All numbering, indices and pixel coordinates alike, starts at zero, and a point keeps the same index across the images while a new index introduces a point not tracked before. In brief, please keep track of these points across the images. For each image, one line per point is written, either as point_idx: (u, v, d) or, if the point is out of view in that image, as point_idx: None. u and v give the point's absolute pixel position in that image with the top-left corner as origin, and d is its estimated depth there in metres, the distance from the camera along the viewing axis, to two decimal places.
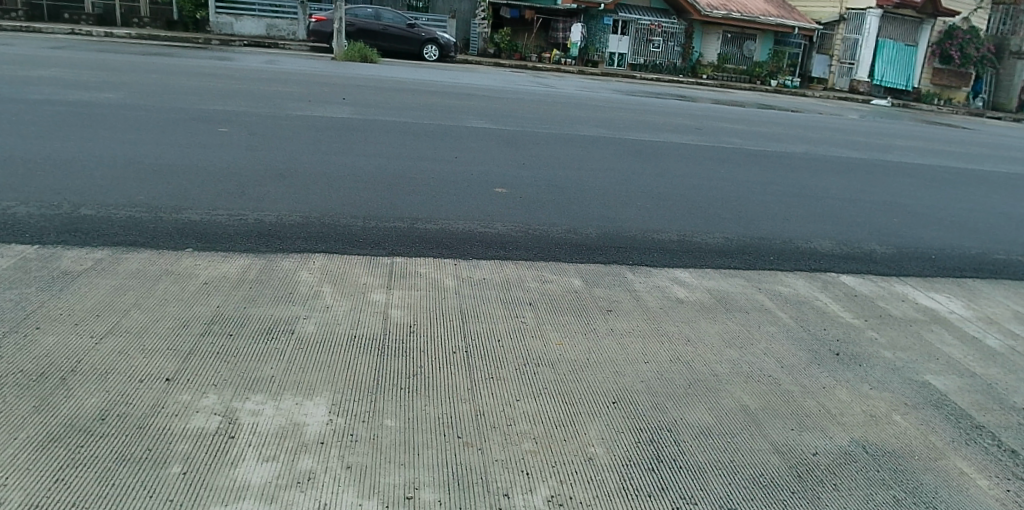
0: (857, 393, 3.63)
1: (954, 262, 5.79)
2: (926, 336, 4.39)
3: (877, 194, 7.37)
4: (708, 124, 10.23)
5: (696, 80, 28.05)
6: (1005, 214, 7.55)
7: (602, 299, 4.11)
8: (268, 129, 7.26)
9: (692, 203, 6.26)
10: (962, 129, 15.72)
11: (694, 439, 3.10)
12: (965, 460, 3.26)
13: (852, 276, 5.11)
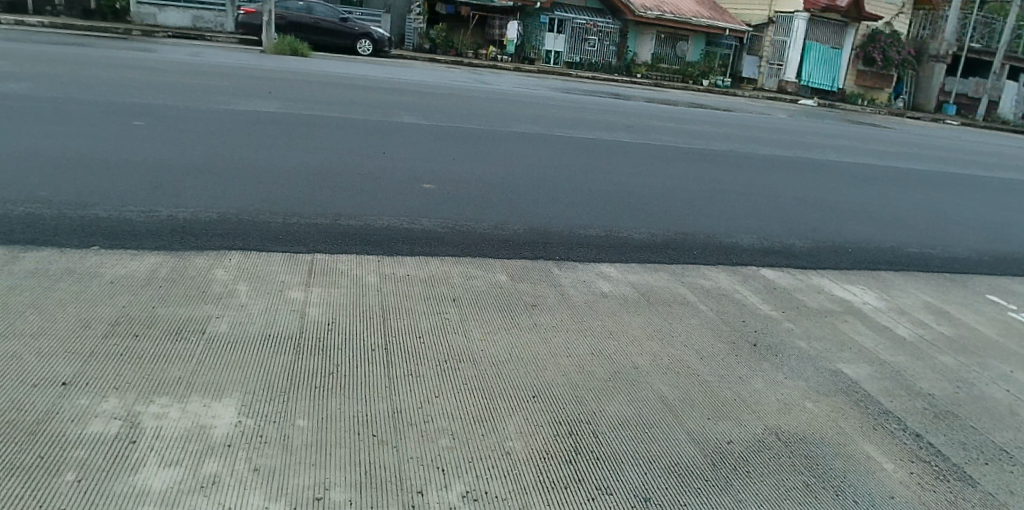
0: (770, 382, 3.75)
1: (867, 257, 6.02)
2: (838, 328, 4.56)
3: (799, 191, 7.60)
4: (638, 120, 10.40)
5: (632, 78, 28.47)
6: (919, 210, 7.89)
7: (525, 297, 4.14)
8: (187, 111, 6.99)
9: (621, 191, 6.33)
10: (884, 129, 16.36)
11: (612, 430, 3.15)
12: (868, 445, 3.42)
13: (772, 270, 5.25)
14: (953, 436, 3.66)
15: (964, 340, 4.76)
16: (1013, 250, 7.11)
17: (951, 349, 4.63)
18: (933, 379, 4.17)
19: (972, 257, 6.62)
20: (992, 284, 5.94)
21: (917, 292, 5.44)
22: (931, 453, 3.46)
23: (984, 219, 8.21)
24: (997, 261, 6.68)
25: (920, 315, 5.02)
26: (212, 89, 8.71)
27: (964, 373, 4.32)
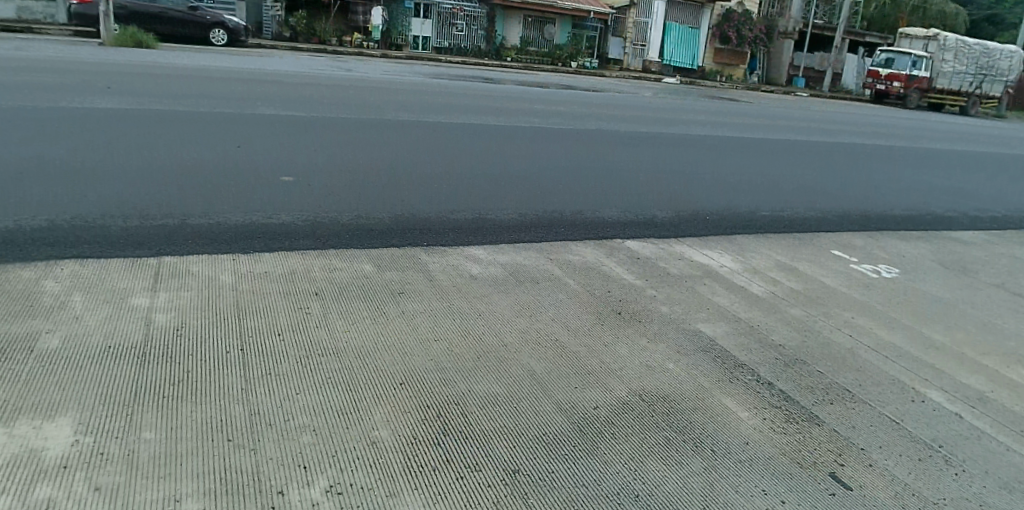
0: (628, 351, 3.95)
1: (720, 221, 6.42)
2: (694, 291, 4.84)
3: (660, 164, 7.95)
4: (502, 103, 10.51)
5: (504, 62, 28.66)
6: (768, 175, 8.45)
7: (390, 283, 4.11)
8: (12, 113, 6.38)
9: (486, 174, 6.40)
10: (737, 102, 17.38)
11: (480, 409, 3.21)
12: (719, 401, 3.70)
13: (636, 241, 5.48)
14: (792, 383, 4.02)
15: (805, 293, 5.20)
16: (847, 208, 7.78)
17: (794, 301, 5.04)
18: (778, 332, 4.54)
19: (813, 216, 7.19)
20: (830, 240, 6.50)
21: (764, 251, 5.86)
22: (773, 402, 3.80)
23: (824, 181, 8.93)
24: (835, 219, 7.29)
25: (767, 273, 5.42)
26: (41, 87, 8.00)
27: (804, 325, 4.73)
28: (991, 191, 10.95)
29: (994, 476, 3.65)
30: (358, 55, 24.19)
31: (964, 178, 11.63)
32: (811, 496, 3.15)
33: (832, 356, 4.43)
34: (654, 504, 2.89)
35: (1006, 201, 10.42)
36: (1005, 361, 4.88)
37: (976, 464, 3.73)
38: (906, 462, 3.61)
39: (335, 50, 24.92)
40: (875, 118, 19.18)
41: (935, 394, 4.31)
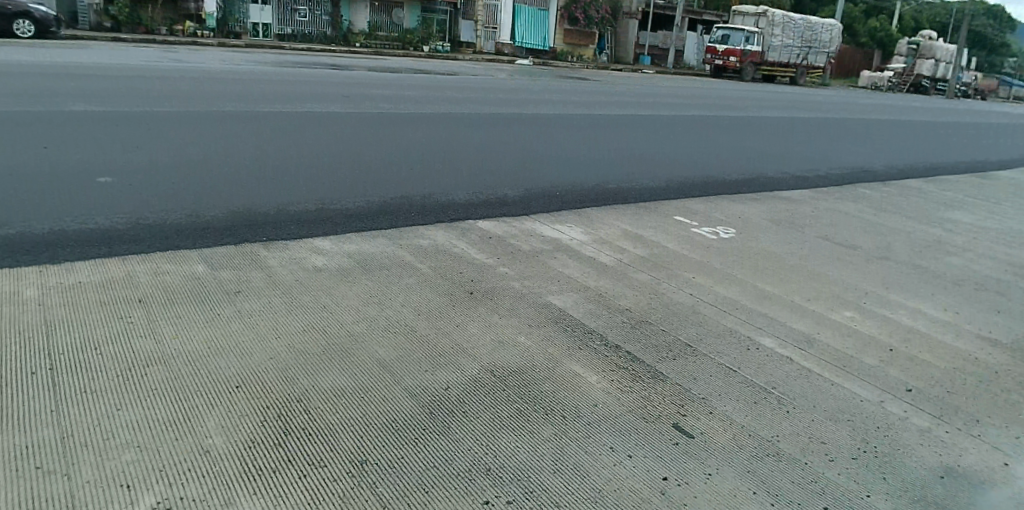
0: (480, 329, 4.04)
1: (570, 195, 6.66)
2: (545, 264, 5.02)
3: (511, 145, 8.13)
4: (353, 92, 10.35)
5: (357, 49, 28.25)
6: (614, 150, 8.86)
7: (229, 284, 3.97)
8: None
9: (334, 168, 6.31)
10: (587, 82, 17.98)
11: (325, 402, 3.14)
12: (570, 369, 3.87)
13: (487, 221, 5.60)
14: (638, 344, 4.27)
15: (649, 258, 5.51)
16: (688, 176, 8.30)
17: (639, 266, 5.33)
18: (623, 296, 4.79)
19: (657, 185, 7.61)
20: (672, 207, 6.91)
21: (611, 221, 6.15)
22: (620, 365, 4.02)
23: (667, 152, 9.46)
24: (677, 186, 7.75)
25: (615, 241, 5.69)
26: None
27: (648, 287, 5.02)
28: (815, 152, 12.01)
29: (820, 409, 4.01)
30: (194, 43, 23.26)
31: (792, 141, 12.69)
32: (655, 448, 3.40)
33: (673, 314, 4.73)
34: (505, 474, 2.98)
35: (828, 160, 11.47)
36: (828, 305, 5.45)
37: (805, 399, 4.08)
38: (744, 406, 3.90)
39: (167, 40, 23.87)
40: (715, 91, 20.50)
41: (769, 341, 4.68)
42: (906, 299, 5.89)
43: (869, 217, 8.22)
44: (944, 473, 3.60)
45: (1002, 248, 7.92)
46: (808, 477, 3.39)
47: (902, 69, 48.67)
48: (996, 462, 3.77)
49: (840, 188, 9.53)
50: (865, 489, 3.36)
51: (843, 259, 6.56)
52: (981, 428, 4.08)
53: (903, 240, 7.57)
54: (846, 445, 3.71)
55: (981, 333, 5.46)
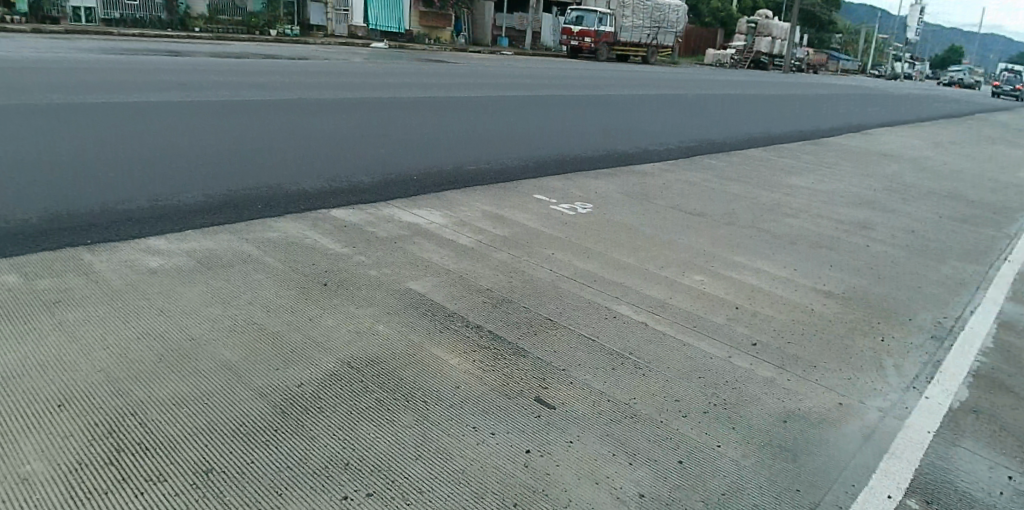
0: (337, 321, 3.97)
1: (428, 182, 6.71)
2: (403, 251, 5.03)
3: (367, 133, 8.05)
4: (198, 81, 9.87)
5: (200, 33, 26.81)
6: (471, 133, 9.02)
7: (55, 295, 3.73)
8: None
9: (175, 166, 6.05)
10: (449, 64, 18.04)
11: (164, 413, 2.98)
12: (432, 353, 3.87)
13: (340, 212, 5.57)
14: (500, 322, 4.34)
15: (509, 238, 5.63)
16: (546, 156, 8.53)
17: (498, 246, 5.44)
18: (484, 277, 4.87)
19: (515, 167, 7.79)
20: (530, 187, 7.09)
21: (470, 204, 6.24)
22: (483, 344, 4.07)
23: (526, 133, 9.69)
24: (535, 166, 7.96)
25: (474, 224, 5.78)
26: None
27: (508, 266, 5.13)
28: (666, 126, 12.65)
29: (674, 369, 4.21)
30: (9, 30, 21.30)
31: (645, 117, 13.30)
32: (518, 422, 3.44)
33: (534, 290, 4.86)
34: (365, 466, 2.91)
35: (677, 134, 12.11)
36: (679, 270, 5.74)
37: (659, 362, 4.26)
38: (603, 374, 4.02)
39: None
40: (574, 71, 21.13)
41: (625, 309, 4.87)
42: (750, 259, 6.31)
43: (716, 186, 8.74)
44: (786, 417, 3.90)
45: (832, 208, 8.67)
46: (664, 434, 3.56)
47: (743, 47, 51.98)
48: (830, 402, 4.14)
49: (689, 160, 10.08)
50: (716, 441, 3.57)
51: (693, 226, 6.94)
52: (817, 373, 4.45)
53: (746, 205, 8.11)
54: (698, 401, 3.92)
55: (815, 286, 5.95)
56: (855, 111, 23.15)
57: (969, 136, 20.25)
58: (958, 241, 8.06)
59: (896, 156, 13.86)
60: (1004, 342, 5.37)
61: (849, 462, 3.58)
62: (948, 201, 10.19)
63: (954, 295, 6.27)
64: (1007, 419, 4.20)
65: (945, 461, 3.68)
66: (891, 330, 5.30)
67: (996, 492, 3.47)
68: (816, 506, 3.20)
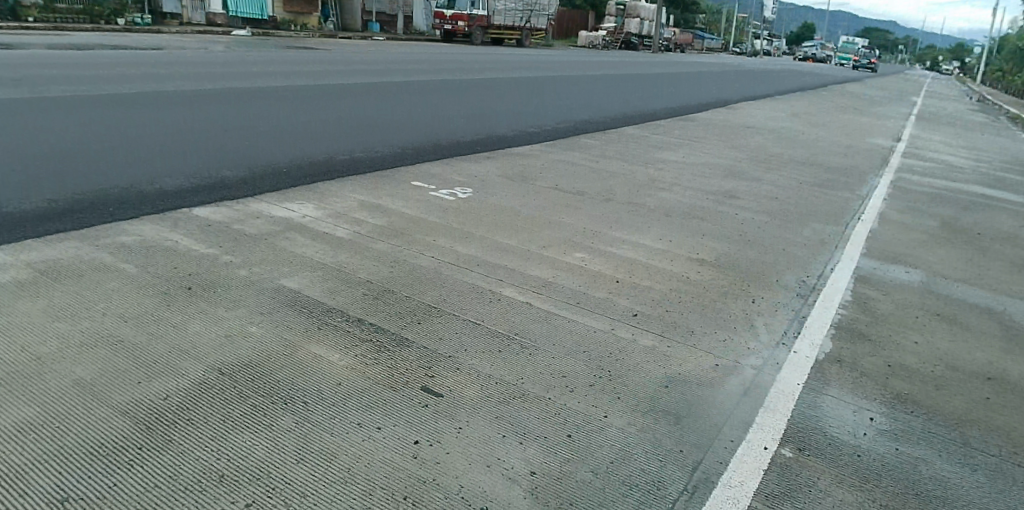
0: (206, 328, 3.77)
1: (300, 174, 6.49)
2: (275, 249, 4.85)
3: (230, 127, 7.65)
4: (39, 76, 9.09)
5: (38, 24, 24.63)
6: (342, 123, 8.79)
7: None
8: None
9: (13, 171, 5.55)
10: (321, 51, 17.51)
11: (9, 444, 2.74)
12: (311, 352, 3.73)
13: (204, 210, 5.31)
14: (383, 315, 4.25)
15: (387, 228, 5.53)
16: (423, 142, 8.45)
17: (376, 237, 5.33)
18: (364, 270, 4.77)
19: (392, 155, 7.67)
20: (408, 175, 7.01)
21: (346, 196, 6.10)
22: (366, 339, 3.96)
23: (401, 120, 9.56)
24: (412, 153, 7.87)
25: (350, 216, 5.64)
26: None
27: (387, 256, 5.04)
28: (543, 108, 12.82)
29: (560, 346, 4.26)
30: None
31: (522, 99, 13.43)
32: (405, 414, 3.37)
33: (415, 279, 4.80)
34: (242, 476, 2.77)
35: (554, 115, 12.31)
36: (561, 249, 5.83)
37: (545, 340, 4.30)
38: (490, 358, 4.01)
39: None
40: (451, 55, 21.05)
41: (509, 291, 4.88)
42: (628, 234, 6.50)
43: (592, 164, 8.94)
44: (668, 382, 4.04)
45: (702, 180, 9.08)
46: (553, 410, 3.60)
47: (613, 28, 53.40)
48: (709, 364, 4.33)
49: (566, 140, 10.25)
50: (603, 412, 3.65)
51: (573, 204, 7.07)
52: (695, 338, 4.64)
53: (623, 181, 8.35)
54: (585, 375, 3.98)
55: (690, 255, 6.20)
56: (718, 87, 24.36)
57: (820, 107, 21.78)
58: (815, 204, 8.66)
59: (757, 128, 14.71)
60: (860, 295, 5.82)
61: (729, 419, 3.77)
62: (805, 167, 10.92)
63: (814, 255, 6.73)
64: (865, 366, 4.56)
65: (813, 410, 3.95)
66: (761, 292, 5.62)
67: (860, 433, 3.77)
68: (700, 464, 3.34)
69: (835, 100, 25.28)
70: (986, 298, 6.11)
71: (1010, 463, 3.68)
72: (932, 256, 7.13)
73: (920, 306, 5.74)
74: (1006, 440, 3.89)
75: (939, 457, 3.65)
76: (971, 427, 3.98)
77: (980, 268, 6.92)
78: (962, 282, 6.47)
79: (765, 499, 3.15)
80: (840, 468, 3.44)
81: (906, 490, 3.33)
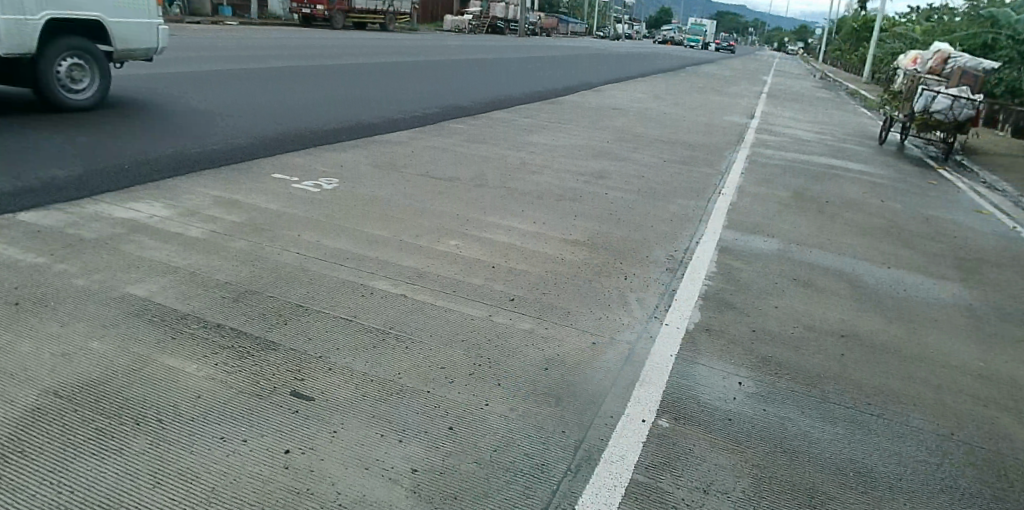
0: (38, 348, 3.38)
1: (146, 172, 6.01)
2: (119, 254, 4.45)
3: (61, 121, 6.98)
4: None
5: None
6: (194, 114, 8.24)
7: None
8: None
9: None
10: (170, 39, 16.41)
11: None
12: (164, 365, 3.43)
13: (31, 215, 4.80)
14: (245, 318, 3.98)
15: (247, 226, 5.23)
16: (284, 133, 8.07)
17: (235, 236, 5.02)
18: (223, 271, 4.47)
19: (250, 147, 7.26)
20: (268, 168, 6.67)
21: (199, 193, 5.74)
22: (228, 345, 3.69)
23: (260, 110, 9.09)
24: (273, 145, 7.49)
25: (205, 215, 5.28)
26: None
27: (248, 256, 4.76)
28: (411, 95, 12.61)
29: (438, 337, 4.16)
30: None
31: (390, 87, 13.15)
32: (274, 423, 3.15)
33: (280, 277, 4.55)
34: None
35: (423, 101, 12.14)
36: (434, 237, 5.72)
37: (422, 332, 4.18)
38: (365, 354, 3.84)
39: None
40: (315, 42, 20.34)
41: (382, 283, 4.73)
42: (502, 218, 6.48)
43: (463, 150, 8.88)
44: (548, 364, 4.04)
45: (572, 161, 9.22)
46: (433, 403, 3.50)
47: (478, 13, 53.32)
48: (586, 343, 4.38)
49: (435, 126, 10.11)
50: (484, 400, 3.59)
51: (445, 191, 6.97)
52: (572, 318, 4.68)
53: (494, 166, 8.33)
54: (463, 364, 3.91)
55: (563, 236, 6.27)
56: (584, 70, 24.90)
57: (679, 87, 22.76)
58: (679, 181, 9.02)
59: (622, 109, 15.15)
60: (723, 266, 6.10)
61: (608, 395, 3.81)
62: (668, 146, 11.36)
63: (681, 229, 7.00)
64: (731, 333, 4.78)
65: (685, 379, 4.08)
66: (632, 268, 5.77)
67: (729, 398, 3.93)
68: (582, 442, 3.36)
69: (692, 80, 26.50)
70: (833, 261, 6.59)
71: (862, 413, 3.96)
72: (785, 225, 7.60)
73: (777, 272, 6.10)
74: (857, 392, 4.20)
75: (800, 413, 3.87)
76: (827, 383, 4.26)
77: (827, 234, 7.46)
78: (813, 247, 6.94)
79: (645, 471, 3.21)
80: (713, 433, 3.57)
81: (773, 449, 3.51)
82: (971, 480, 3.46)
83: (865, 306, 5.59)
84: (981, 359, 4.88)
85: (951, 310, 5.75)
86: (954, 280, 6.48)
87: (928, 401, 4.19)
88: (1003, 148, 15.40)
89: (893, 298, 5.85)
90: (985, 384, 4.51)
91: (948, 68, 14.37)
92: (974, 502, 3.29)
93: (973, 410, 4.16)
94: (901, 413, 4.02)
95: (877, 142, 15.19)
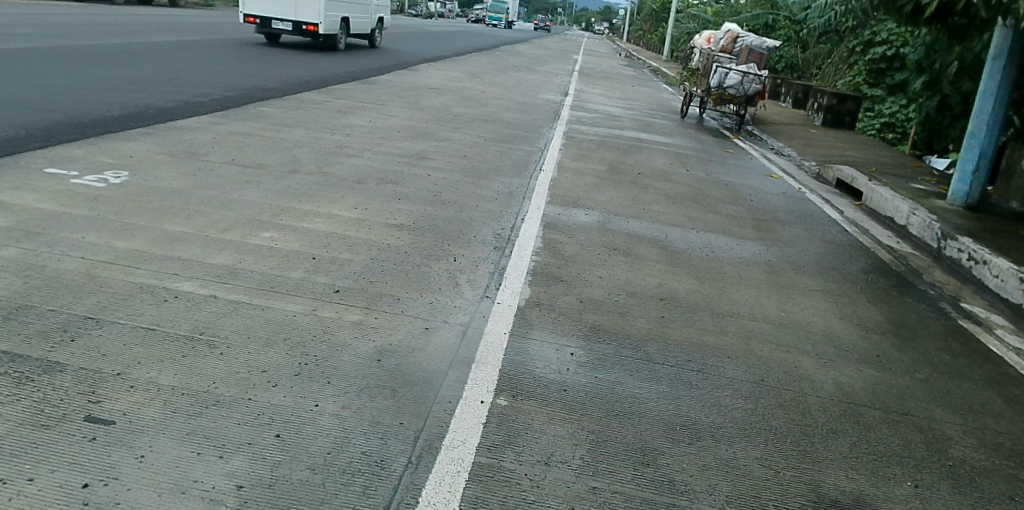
0: None
1: None
2: None
3: None
4: None
5: None
6: None
7: None
8: None
9: None
10: None
11: None
12: None
13: None
14: (20, 338, 3.41)
15: (14, 232, 4.51)
16: (59, 124, 7.09)
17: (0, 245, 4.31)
18: None
19: (16, 140, 6.30)
20: (40, 164, 5.83)
21: None
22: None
23: (27, 99, 7.93)
24: (45, 138, 6.56)
25: None
26: None
27: (17, 266, 4.10)
28: (211, 79, 11.65)
29: (256, 338, 3.81)
30: None
31: (185, 72, 12.06)
32: (64, 455, 2.70)
33: (59, 287, 3.96)
34: None
35: (224, 85, 11.26)
36: (245, 231, 5.29)
37: (237, 335, 3.82)
38: (171, 365, 3.43)
39: None
40: (93, 24, 18.23)
41: (187, 286, 4.27)
42: (320, 206, 6.14)
43: (274, 136, 8.32)
44: (380, 355, 3.85)
45: (392, 143, 8.98)
46: (255, 411, 3.19)
47: None
48: (418, 329, 4.24)
49: (240, 112, 9.41)
50: (313, 400, 3.34)
51: (255, 182, 6.49)
52: (402, 305, 4.52)
53: (308, 151, 7.89)
54: (287, 365, 3.61)
55: (387, 221, 6.06)
56: (400, 50, 24.42)
57: (496, 67, 23.02)
58: (502, 159, 9.09)
59: (440, 89, 15.05)
60: (549, 240, 6.21)
61: (445, 380, 3.71)
62: (489, 125, 11.42)
63: (506, 207, 7.04)
64: (560, 306, 4.86)
65: (520, 355, 4.08)
66: (461, 249, 5.69)
67: (563, 369, 3.98)
68: (422, 432, 3.23)
69: (509, 60, 26.94)
70: (648, 230, 6.95)
71: (684, 370, 4.19)
72: (603, 197, 7.92)
73: (599, 243, 6.33)
74: (677, 351, 4.43)
75: (630, 377, 4.01)
76: (652, 345, 4.45)
77: (642, 203, 7.87)
78: (629, 217, 7.29)
79: (487, 452, 3.14)
80: (550, 406, 3.59)
81: (607, 414, 3.59)
82: (780, 420, 3.77)
83: (680, 270, 5.95)
84: (780, 309, 5.37)
85: (752, 266, 6.29)
86: (753, 240, 7.08)
87: (739, 352, 4.53)
88: (786, 118, 17.16)
89: (703, 260, 6.28)
90: (784, 331, 4.96)
91: (739, 46, 15.58)
92: (783, 439, 3.59)
93: (776, 356, 4.55)
94: (717, 366, 4.30)
95: (679, 116, 16.32)
